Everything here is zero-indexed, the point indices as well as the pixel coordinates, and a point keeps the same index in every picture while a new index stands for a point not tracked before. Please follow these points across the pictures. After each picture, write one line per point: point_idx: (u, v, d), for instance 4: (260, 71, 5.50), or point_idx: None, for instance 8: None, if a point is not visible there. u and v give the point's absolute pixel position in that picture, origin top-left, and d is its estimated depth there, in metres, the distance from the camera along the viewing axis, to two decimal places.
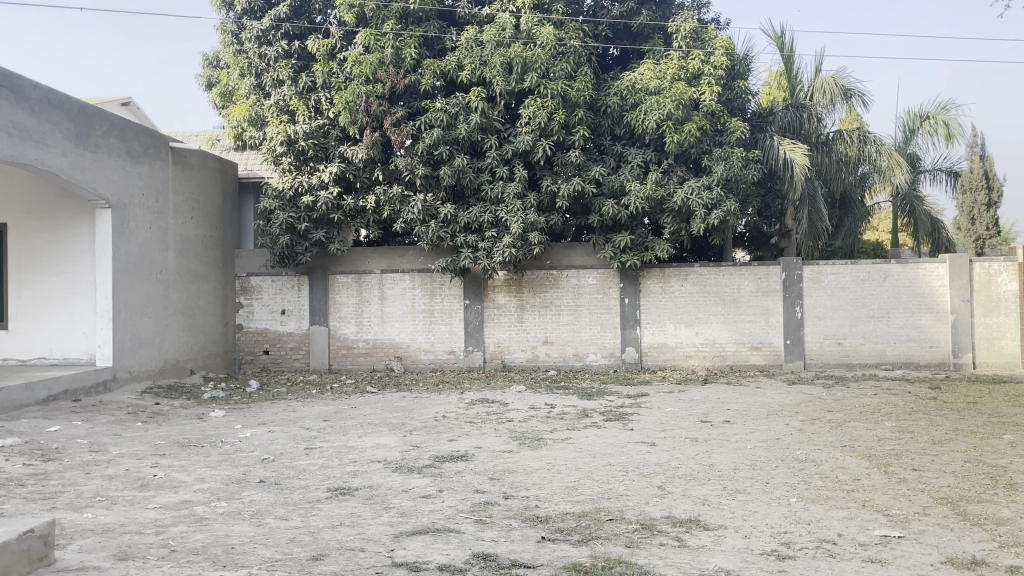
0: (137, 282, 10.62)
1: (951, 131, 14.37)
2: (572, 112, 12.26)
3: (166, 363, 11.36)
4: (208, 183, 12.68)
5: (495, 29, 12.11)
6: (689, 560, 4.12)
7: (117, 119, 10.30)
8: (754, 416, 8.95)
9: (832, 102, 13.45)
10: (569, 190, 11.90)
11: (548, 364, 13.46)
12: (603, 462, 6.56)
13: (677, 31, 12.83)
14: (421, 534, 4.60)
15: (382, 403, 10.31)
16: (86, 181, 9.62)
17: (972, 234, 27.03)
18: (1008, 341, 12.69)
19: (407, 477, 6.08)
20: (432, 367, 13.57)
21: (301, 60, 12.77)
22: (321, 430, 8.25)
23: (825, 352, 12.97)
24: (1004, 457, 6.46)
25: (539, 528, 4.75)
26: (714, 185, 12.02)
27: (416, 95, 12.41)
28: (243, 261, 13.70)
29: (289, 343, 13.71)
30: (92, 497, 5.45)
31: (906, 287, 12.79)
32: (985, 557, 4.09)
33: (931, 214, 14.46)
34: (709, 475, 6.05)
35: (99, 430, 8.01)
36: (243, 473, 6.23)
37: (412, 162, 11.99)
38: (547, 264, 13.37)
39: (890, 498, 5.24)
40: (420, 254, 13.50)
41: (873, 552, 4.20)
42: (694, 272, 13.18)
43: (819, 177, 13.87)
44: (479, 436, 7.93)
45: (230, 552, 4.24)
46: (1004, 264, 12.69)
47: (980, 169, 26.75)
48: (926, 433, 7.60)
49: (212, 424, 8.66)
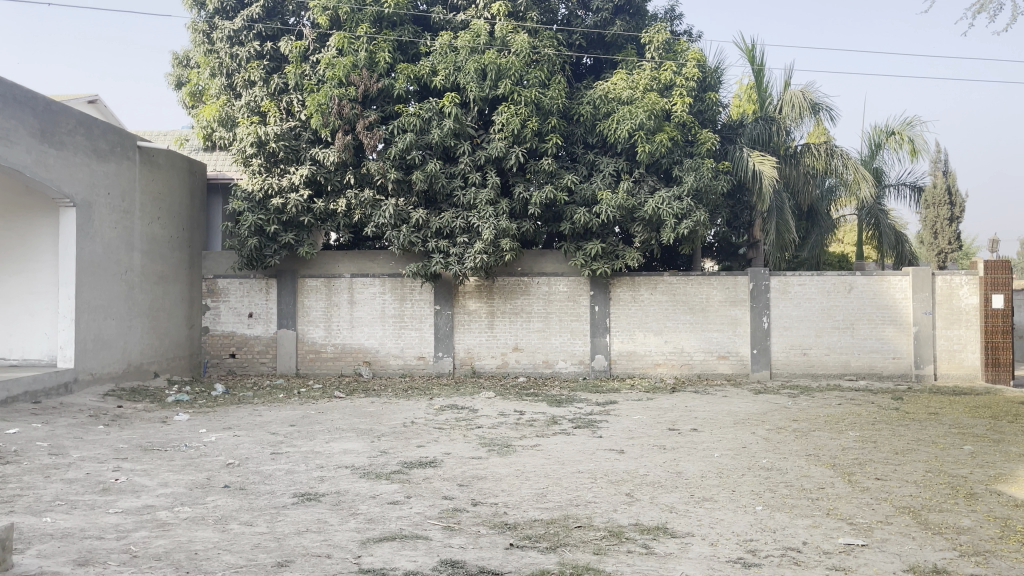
0: (101, 282, 10.43)
1: (915, 146, 14.65)
2: (545, 120, 12.31)
3: (129, 365, 11.17)
4: (175, 183, 12.50)
5: (469, 35, 12.12)
6: (656, 568, 4.14)
7: (84, 117, 10.14)
8: (722, 424, 9.03)
9: (801, 116, 13.81)
10: (541, 197, 11.95)
11: (517, 371, 13.45)
12: (572, 469, 6.58)
13: (650, 42, 12.94)
14: (388, 541, 4.56)
15: (351, 408, 10.20)
16: (51, 179, 9.45)
17: (934, 248, 27.46)
18: (968, 354, 12.90)
19: (374, 483, 6.03)
20: (401, 372, 13.49)
21: (273, 61, 12.67)
22: (288, 436, 8.17)
23: (791, 362, 13.13)
24: (964, 468, 6.59)
25: (507, 535, 4.74)
26: (684, 195, 12.15)
27: (389, 100, 12.36)
28: (210, 263, 13.55)
29: (256, 347, 13.56)
30: (51, 501, 5.32)
31: (871, 299, 12.98)
32: (947, 566, 4.16)
33: (895, 227, 14.69)
34: (676, 483, 6.09)
35: (59, 433, 7.83)
36: (208, 478, 6.14)
37: (385, 166, 11.96)
38: (518, 271, 13.39)
39: (854, 507, 5.31)
40: (390, 259, 13.44)
41: (837, 560, 4.25)
42: (663, 281, 13.29)
43: (787, 189, 14.08)
44: (448, 442, 7.90)
45: (193, 558, 4.18)
46: (966, 278, 12.90)
47: (943, 185, 27.38)
48: (889, 443, 7.74)
49: (176, 428, 8.52)
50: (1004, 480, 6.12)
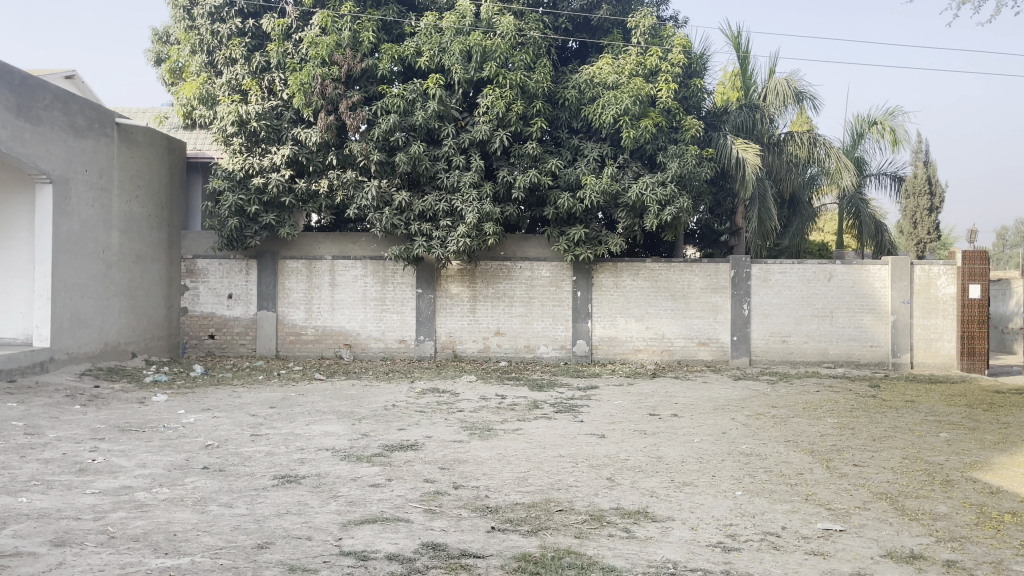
0: (78, 260, 10.29)
1: (897, 136, 14.78)
2: (530, 104, 12.24)
3: (106, 345, 11.04)
4: (154, 160, 12.32)
5: (455, 16, 12.03)
6: (638, 551, 4.16)
7: (61, 92, 9.95)
8: (702, 410, 9.09)
9: (784, 103, 13.92)
10: (525, 181, 11.89)
11: (499, 355, 13.45)
12: (553, 453, 6.59)
13: (636, 26, 12.89)
14: (369, 523, 4.55)
15: (332, 391, 10.17)
16: (27, 155, 9.28)
17: (913, 237, 27.72)
18: (944, 343, 13.03)
19: (356, 465, 6.00)
20: (382, 355, 13.45)
21: (255, 39, 12.49)
22: (268, 417, 8.13)
23: (770, 349, 13.23)
24: (940, 455, 6.67)
25: (489, 518, 4.75)
26: (668, 181, 12.12)
27: (372, 80, 12.23)
28: (189, 243, 13.39)
29: (235, 328, 13.45)
30: (26, 481, 5.26)
31: (850, 288, 13.09)
32: (923, 551, 4.20)
33: (875, 217, 14.80)
34: (657, 468, 6.12)
35: (35, 413, 7.74)
36: (187, 459, 6.08)
37: (368, 147, 11.83)
38: (501, 256, 13.36)
39: (831, 493, 5.36)
40: (372, 241, 13.36)
41: (815, 545, 4.29)
42: (646, 267, 13.33)
43: (769, 177, 14.14)
44: (429, 425, 7.88)
45: (172, 539, 4.14)
46: (943, 267, 12.99)
47: (923, 174, 27.59)
48: (866, 430, 7.81)
49: (154, 408, 8.44)
50: (979, 467, 6.19)
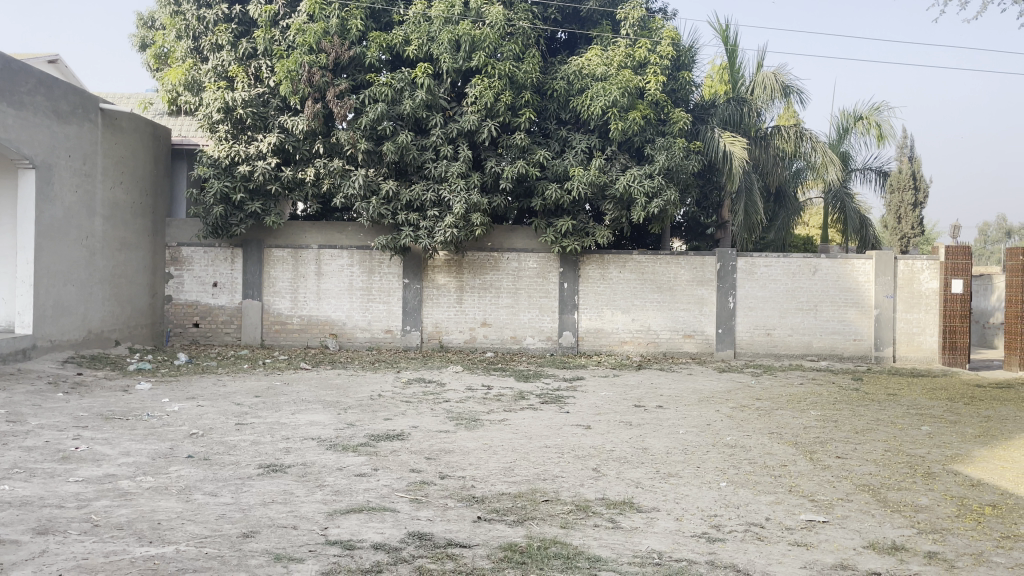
0: (60, 246, 10.18)
1: (883, 131, 14.83)
2: (518, 94, 12.22)
3: (89, 332, 10.95)
4: (138, 147, 12.21)
5: (444, 5, 11.95)
6: (623, 542, 4.18)
7: (45, 76, 9.82)
8: (687, 402, 9.14)
9: (772, 97, 13.96)
10: (513, 172, 11.85)
11: (485, 346, 13.47)
12: (539, 444, 6.61)
13: (626, 18, 12.87)
14: (355, 512, 4.54)
15: (317, 380, 10.15)
16: (9, 140, 9.16)
17: (898, 233, 27.91)
18: (926, 337, 13.12)
19: (341, 455, 5.99)
20: (368, 345, 13.43)
21: (241, 25, 12.37)
22: (254, 406, 8.11)
23: (754, 342, 13.31)
24: (921, 447, 6.74)
25: (475, 507, 4.75)
26: (655, 173, 12.12)
27: (360, 68, 12.16)
28: (173, 231, 13.28)
29: (220, 317, 13.37)
30: (9, 468, 5.22)
31: (835, 281, 13.17)
32: (905, 542, 4.25)
33: (860, 212, 14.92)
34: (643, 459, 6.15)
35: (17, 400, 7.67)
36: (171, 447, 6.05)
37: (355, 136, 11.78)
38: (488, 246, 13.35)
39: (815, 485, 5.40)
40: (359, 231, 13.30)
41: (799, 536, 4.32)
42: (633, 260, 13.35)
43: (756, 170, 14.17)
44: (416, 415, 7.86)
45: (156, 528, 4.12)
46: (927, 262, 13.08)
47: (908, 169, 27.74)
48: (849, 422, 7.87)
49: (138, 396, 8.38)
50: (960, 460, 6.26)
